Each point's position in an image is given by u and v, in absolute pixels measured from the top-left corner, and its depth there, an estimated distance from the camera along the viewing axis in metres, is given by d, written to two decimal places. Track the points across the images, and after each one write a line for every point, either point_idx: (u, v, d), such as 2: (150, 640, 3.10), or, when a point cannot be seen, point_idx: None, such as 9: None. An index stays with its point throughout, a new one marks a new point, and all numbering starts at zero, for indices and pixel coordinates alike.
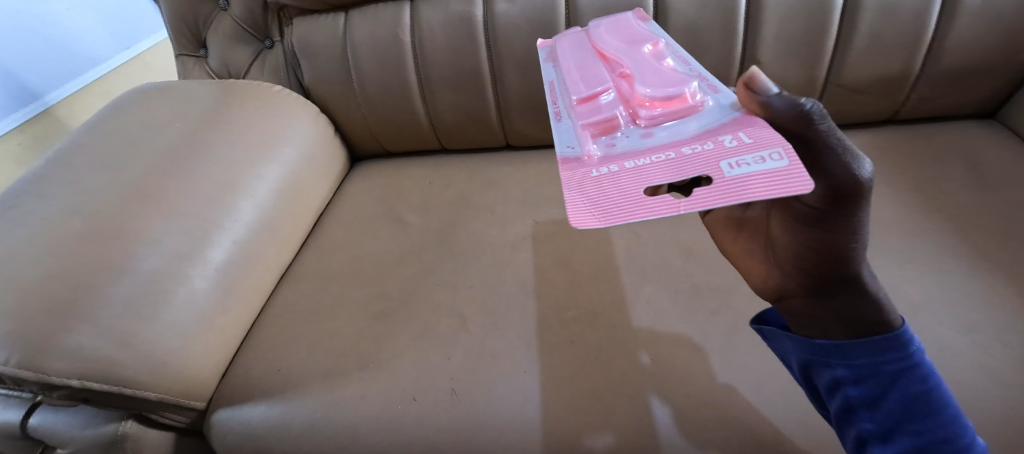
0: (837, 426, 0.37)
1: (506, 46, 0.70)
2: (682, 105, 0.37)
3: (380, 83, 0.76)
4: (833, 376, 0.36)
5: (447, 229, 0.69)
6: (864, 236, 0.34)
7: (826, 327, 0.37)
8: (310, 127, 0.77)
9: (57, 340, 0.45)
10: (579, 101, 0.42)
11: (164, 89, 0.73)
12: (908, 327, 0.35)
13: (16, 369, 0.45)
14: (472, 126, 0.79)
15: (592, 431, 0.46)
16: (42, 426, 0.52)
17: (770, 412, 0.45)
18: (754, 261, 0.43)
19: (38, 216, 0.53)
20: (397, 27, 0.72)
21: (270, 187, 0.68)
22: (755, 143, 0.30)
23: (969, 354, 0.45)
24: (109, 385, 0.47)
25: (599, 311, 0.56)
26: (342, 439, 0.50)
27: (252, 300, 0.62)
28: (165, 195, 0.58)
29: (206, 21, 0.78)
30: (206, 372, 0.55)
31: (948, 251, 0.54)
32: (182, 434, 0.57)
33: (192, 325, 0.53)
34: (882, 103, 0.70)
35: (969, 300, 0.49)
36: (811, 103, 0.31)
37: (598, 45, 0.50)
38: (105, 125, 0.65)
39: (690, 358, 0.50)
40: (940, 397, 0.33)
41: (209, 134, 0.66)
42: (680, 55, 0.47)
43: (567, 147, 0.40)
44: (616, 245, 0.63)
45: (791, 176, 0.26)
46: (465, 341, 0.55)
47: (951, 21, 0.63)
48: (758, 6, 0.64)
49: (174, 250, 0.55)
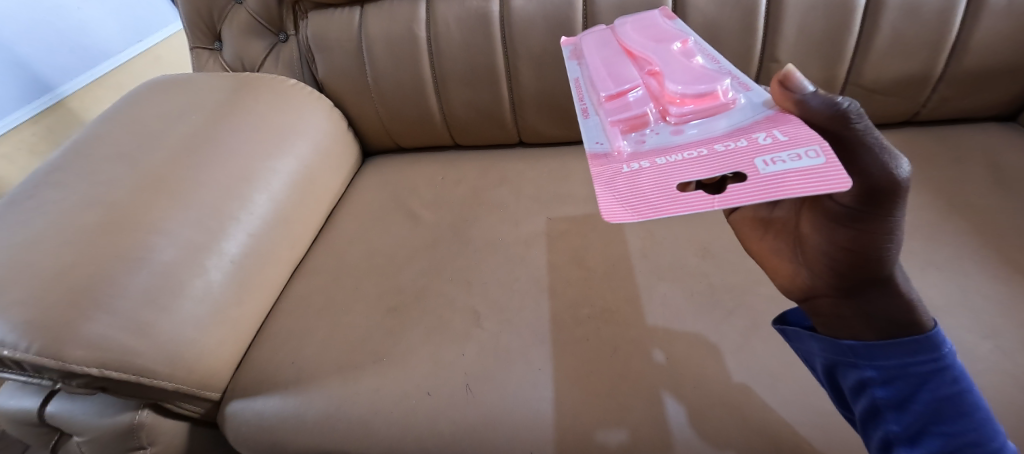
0: (861, 427, 0.36)
1: (522, 42, 0.70)
2: (713, 102, 0.37)
3: (395, 78, 0.75)
4: (859, 376, 0.36)
5: (460, 225, 0.69)
6: (898, 235, 0.34)
7: (854, 327, 0.37)
8: (324, 120, 0.77)
9: (75, 329, 0.46)
10: (608, 98, 0.42)
11: (179, 81, 0.73)
12: (939, 328, 0.35)
13: (36, 357, 0.45)
14: (486, 122, 0.79)
15: (607, 429, 0.46)
16: (59, 413, 0.53)
17: (786, 412, 0.44)
18: (781, 261, 0.43)
19: (57, 205, 0.53)
20: (413, 22, 0.72)
21: (285, 179, 0.68)
22: (790, 141, 0.29)
23: (991, 359, 0.44)
24: (125, 375, 0.47)
25: (613, 309, 0.55)
26: (355, 432, 0.51)
27: (266, 291, 0.62)
28: (181, 186, 0.58)
29: (221, 14, 0.78)
30: (221, 362, 0.55)
31: (970, 254, 0.53)
32: (196, 424, 0.58)
33: (207, 315, 0.54)
34: (902, 104, 0.69)
35: (992, 304, 0.48)
36: (847, 102, 0.31)
37: (624, 42, 0.49)
38: (122, 117, 0.65)
39: (706, 358, 0.49)
40: (971, 400, 0.33)
41: (224, 126, 0.66)
42: (708, 53, 0.47)
43: (596, 143, 0.40)
44: (630, 244, 0.62)
45: (829, 173, 0.26)
46: (478, 337, 0.55)
47: (976, 22, 0.62)
48: (778, 5, 0.64)
49: (190, 241, 0.55)
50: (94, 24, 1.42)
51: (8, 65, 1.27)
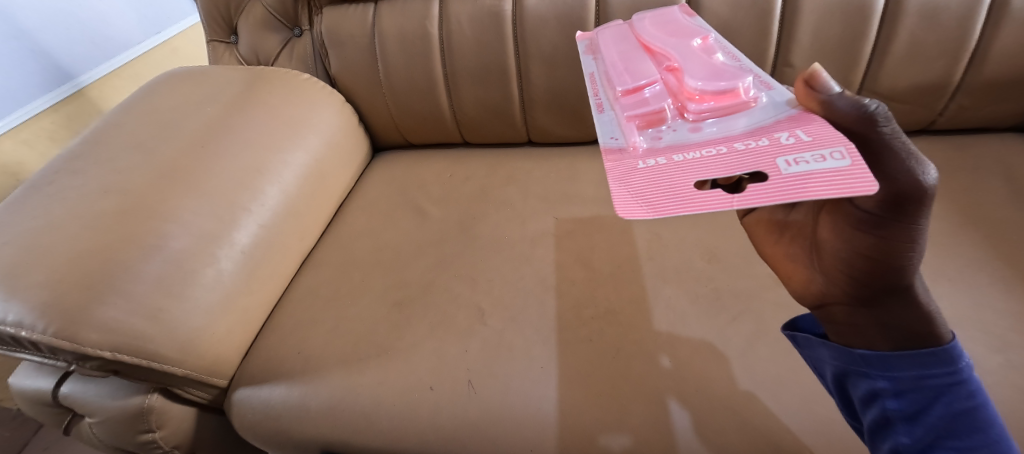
0: (869, 438, 0.36)
1: (533, 41, 0.70)
2: (733, 100, 0.38)
3: (406, 74, 0.76)
4: (871, 386, 0.36)
5: (467, 222, 0.69)
6: (921, 245, 0.33)
7: (869, 335, 0.37)
8: (335, 114, 0.77)
9: (89, 313, 0.47)
10: (624, 93, 0.42)
11: (196, 73, 0.74)
12: (957, 342, 0.34)
13: (52, 338, 0.46)
14: (496, 120, 0.79)
15: (608, 431, 0.46)
16: (73, 394, 0.55)
17: (791, 420, 0.44)
18: (796, 266, 0.42)
19: (75, 191, 0.54)
20: (426, 20, 0.72)
21: (296, 172, 0.68)
22: (814, 141, 0.29)
23: (1001, 373, 0.44)
24: (137, 359, 0.48)
25: (618, 311, 0.55)
26: (358, 424, 0.51)
27: (275, 281, 0.63)
28: (195, 177, 0.59)
29: (238, 8, 0.79)
30: (230, 350, 0.56)
31: (983, 266, 0.52)
32: (203, 409, 0.59)
33: (216, 304, 0.54)
34: (918, 112, 0.69)
35: (1005, 318, 0.47)
36: (876, 105, 0.30)
37: (641, 37, 0.49)
38: (140, 107, 0.66)
39: (710, 363, 0.49)
40: (986, 416, 0.32)
41: (238, 118, 0.67)
42: (728, 51, 0.47)
43: (611, 139, 0.40)
44: (638, 246, 0.62)
45: (854, 176, 0.25)
46: (482, 334, 0.55)
47: (996, 31, 0.61)
48: (794, 9, 0.63)
49: (203, 229, 0.56)
50: (114, 15, 1.31)
51: (11, 36, 1.10)
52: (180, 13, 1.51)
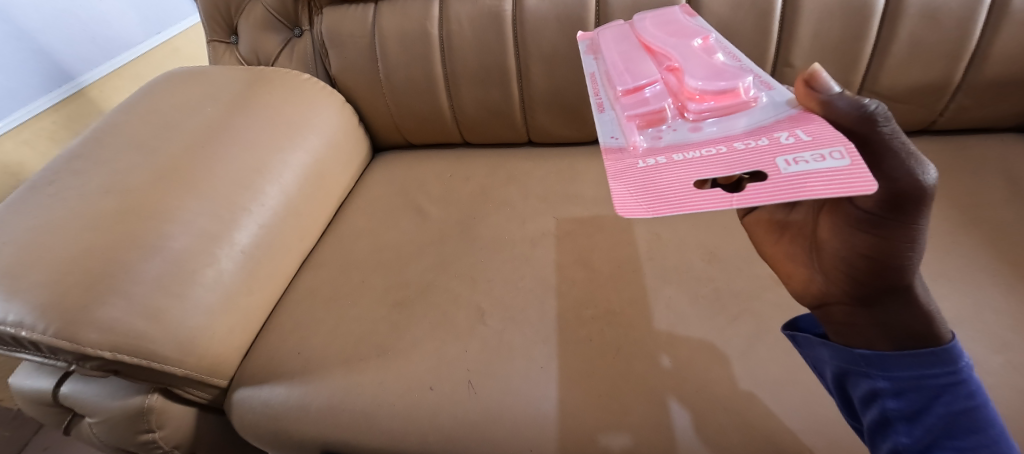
0: (870, 438, 0.36)
1: (533, 41, 0.70)
2: (733, 100, 0.38)
3: (406, 74, 0.76)
4: (871, 386, 0.36)
5: (467, 222, 0.69)
6: (920, 245, 0.33)
7: (868, 335, 0.37)
8: (335, 114, 0.77)
9: (89, 313, 0.47)
10: (624, 93, 0.42)
11: (197, 73, 0.74)
12: (957, 342, 0.34)
13: (53, 338, 0.46)
14: (496, 120, 0.79)
15: (609, 431, 0.46)
16: (74, 394, 0.55)
17: (791, 421, 0.44)
18: (796, 266, 0.42)
19: (75, 192, 0.54)
20: (426, 20, 0.72)
21: (296, 172, 0.68)
22: (814, 141, 0.29)
23: (1002, 374, 0.44)
24: (137, 359, 0.48)
25: (618, 311, 0.55)
26: (358, 424, 0.51)
27: (275, 281, 0.63)
28: (196, 177, 0.59)
29: (238, 8, 0.79)
30: (230, 350, 0.56)
31: (984, 267, 0.52)
32: (203, 409, 0.59)
33: (216, 304, 0.54)
34: (919, 112, 0.69)
35: (1006, 318, 0.47)
36: (875, 104, 0.30)
37: (642, 37, 0.49)
38: (140, 107, 0.66)
39: (710, 363, 0.49)
40: (986, 416, 0.32)
41: (238, 118, 0.67)
42: (728, 51, 0.47)
43: (611, 138, 0.40)
44: (638, 246, 0.62)
45: (853, 176, 0.25)
46: (482, 334, 0.55)
47: (996, 31, 0.60)
48: (794, 9, 0.63)
49: (203, 229, 0.56)
50: (114, 16, 1.31)
51: (11, 36, 1.09)
52: (180, 14, 1.51)
